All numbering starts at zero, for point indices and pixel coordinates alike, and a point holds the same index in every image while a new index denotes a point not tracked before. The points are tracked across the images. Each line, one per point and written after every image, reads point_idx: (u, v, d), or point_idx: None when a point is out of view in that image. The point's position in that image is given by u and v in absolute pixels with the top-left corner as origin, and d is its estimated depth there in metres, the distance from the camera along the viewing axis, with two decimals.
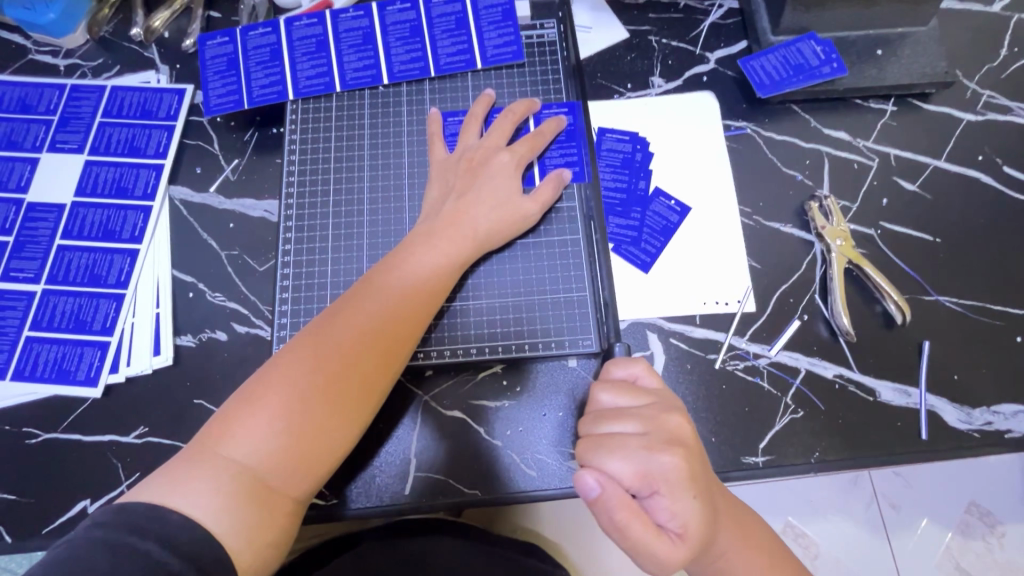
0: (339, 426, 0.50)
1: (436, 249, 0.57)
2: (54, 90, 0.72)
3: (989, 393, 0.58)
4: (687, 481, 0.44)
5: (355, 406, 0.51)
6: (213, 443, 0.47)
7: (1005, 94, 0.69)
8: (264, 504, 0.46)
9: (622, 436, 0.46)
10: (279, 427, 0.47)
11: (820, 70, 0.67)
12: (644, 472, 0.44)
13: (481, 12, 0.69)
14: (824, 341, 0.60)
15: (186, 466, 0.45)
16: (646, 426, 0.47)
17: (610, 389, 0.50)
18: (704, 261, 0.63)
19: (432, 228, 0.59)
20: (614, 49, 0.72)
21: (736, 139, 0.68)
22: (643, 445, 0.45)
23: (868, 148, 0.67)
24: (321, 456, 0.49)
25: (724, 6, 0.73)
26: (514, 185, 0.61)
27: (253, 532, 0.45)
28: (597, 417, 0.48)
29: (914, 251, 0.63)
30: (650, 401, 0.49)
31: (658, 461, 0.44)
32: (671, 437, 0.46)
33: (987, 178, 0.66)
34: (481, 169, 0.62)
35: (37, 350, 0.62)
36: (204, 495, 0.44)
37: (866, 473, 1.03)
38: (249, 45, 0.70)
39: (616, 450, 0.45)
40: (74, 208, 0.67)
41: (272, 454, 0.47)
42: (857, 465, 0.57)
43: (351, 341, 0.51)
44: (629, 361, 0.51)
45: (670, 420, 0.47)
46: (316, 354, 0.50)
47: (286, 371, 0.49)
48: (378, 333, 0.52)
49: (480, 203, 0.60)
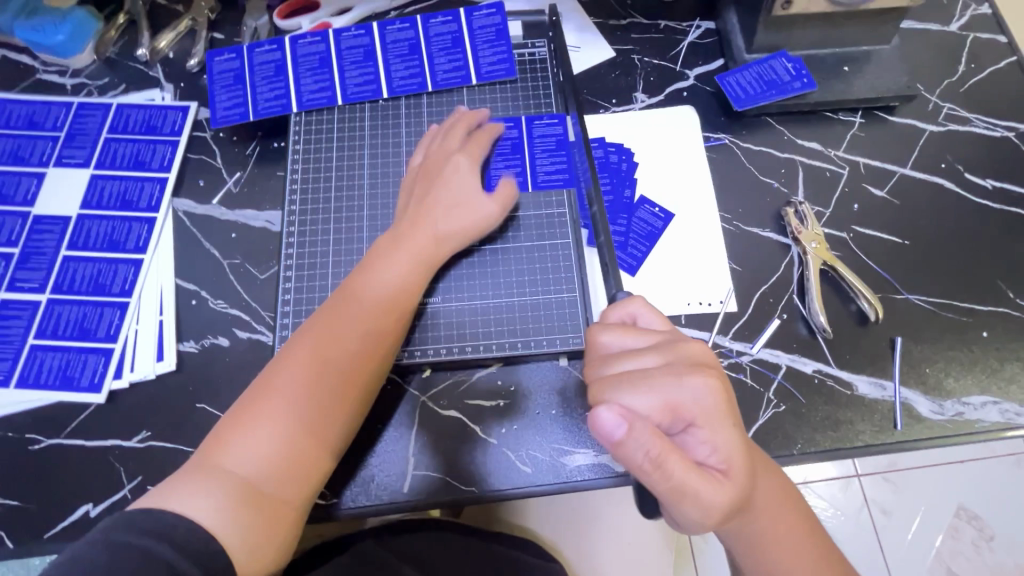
0: (329, 426, 0.52)
1: (406, 251, 0.60)
2: (61, 108, 0.75)
3: (959, 385, 0.62)
4: (722, 408, 0.46)
5: (341, 406, 0.53)
6: (210, 455, 0.48)
7: (964, 106, 0.74)
8: (258, 504, 0.47)
9: (643, 370, 0.47)
10: (266, 430, 0.49)
11: (791, 85, 0.71)
12: (672, 402, 0.45)
13: (476, 32, 0.74)
14: (803, 339, 0.63)
15: (185, 473, 0.47)
16: (664, 358, 0.48)
17: (617, 329, 0.50)
18: (688, 264, 0.67)
19: (395, 233, 0.61)
20: (600, 67, 0.76)
21: (716, 149, 0.72)
22: (666, 375, 0.46)
23: (839, 157, 0.71)
24: (308, 456, 0.50)
25: (701, 27, 0.78)
26: (472, 184, 0.63)
27: (253, 535, 0.46)
28: (608, 359, 0.49)
29: (884, 253, 0.67)
30: (661, 336, 0.50)
31: (687, 388, 0.46)
32: (693, 366, 0.47)
33: (949, 184, 0.70)
34: (433, 176, 0.64)
35: (41, 358, 0.63)
36: (200, 497, 0.46)
37: (855, 477, 1.05)
38: (255, 61, 0.73)
39: (641, 384, 0.46)
40: (80, 220, 0.69)
41: (267, 459, 0.49)
42: (837, 456, 0.60)
43: (331, 345, 0.54)
44: (629, 300, 0.52)
45: (686, 349, 0.48)
46: (296, 359, 0.53)
47: (274, 378, 0.52)
48: (352, 333, 0.55)
49: (442, 205, 0.62)
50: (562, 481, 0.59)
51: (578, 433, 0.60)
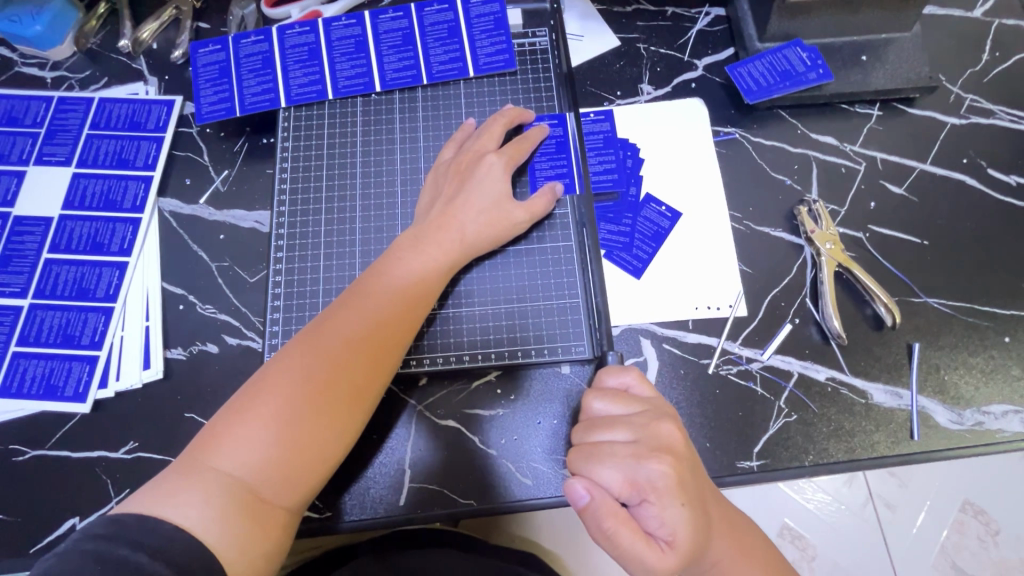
0: (332, 436, 0.49)
1: (428, 254, 0.57)
2: (41, 103, 0.72)
3: (979, 394, 0.59)
4: (676, 488, 0.45)
5: (348, 419, 0.50)
6: (206, 453, 0.46)
7: (988, 98, 0.70)
8: (255, 516, 0.45)
9: (612, 444, 0.47)
10: (269, 438, 0.47)
11: (806, 76, 0.67)
12: (632, 480, 0.45)
13: (473, 20, 0.70)
14: (816, 345, 0.61)
15: (178, 476, 0.45)
16: (636, 434, 0.47)
17: (604, 396, 0.50)
18: (696, 266, 0.64)
19: (419, 233, 0.59)
20: (604, 57, 0.73)
21: (725, 144, 0.69)
22: (630, 456, 0.46)
23: (855, 152, 0.68)
24: (310, 468, 0.48)
25: (711, 14, 0.74)
26: (503, 188, 0.61)
27: (246, 543, 0.44)
28: (586, 426, 0.49)
29: (902, 254, 0.64)
30: (643, 410, 0.49)
31: (646, 468, 0.45)
32: (663, 446, 0.46)
33: (971, 180, 0.67)
34: (466, 176, 0.61)
35: (24, 366, 0.61)
36: (195, 505, 0.44)
37: (861, 473, 1.02)
38: (241, 52, 0.70)
39: (606, 459, 0.46)
40: (62, 221, 0.66)
41: (266, 468, 0.47)
42: (850, 468, 0.57)
43: (341, 350, 0.51)
44: (621, 370, 0.51)
45: (661, 429, 0.47)
46: (306, 362, 0.50)
47: (284, 376, 0.49)
48: (368, 340, 0.52)
49: (471, 206, 0.59)
50: (564, 494, 0.57)
51: None
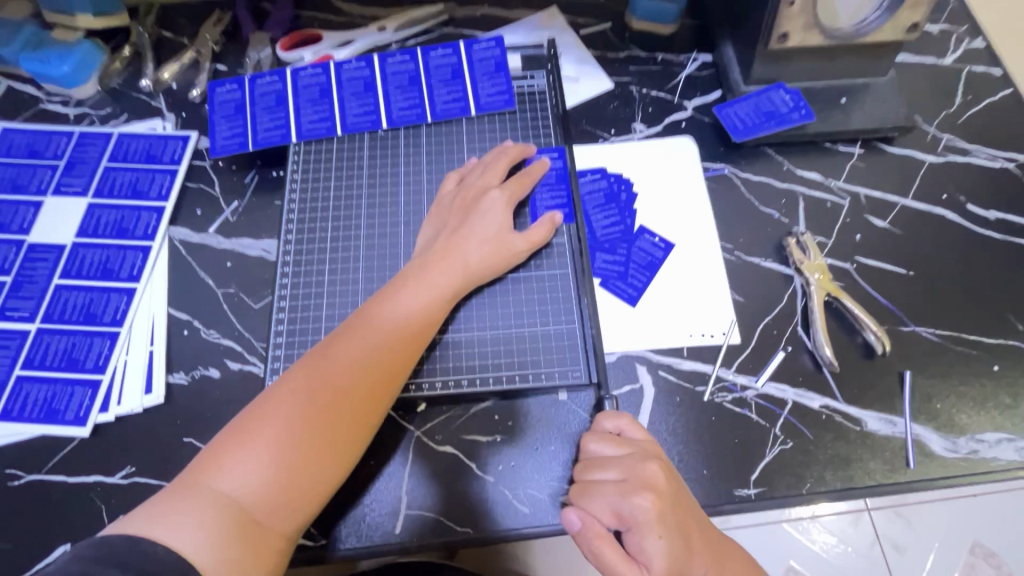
0: (328, 462, 0.50)
1: (430, 282, 0.59)
2: (63, 137, 0.75)
3: (971, 422, 0.59)
4: (658, 522, 0.49)
5: (344, 444, 0.51)
6: (204, 474, 0.47)
7: (962, 138, 0.74)
8: (248, 540, 0.45)
9: (602, 481, 0.52)
10: (268, 461, 0.48)
11: (790, 117, 0.71)
12: (618, 512, 0.51)
13: (476, 64, 0.75)
14: (809, 373, 0.62)
15: (176, 497, 0.46)
16: (624, 473, 0.52)
17: (598, 438, 0.55)
18: (689, 295, 0.66)
19: (425, 262, 0.60)
20: (598, 99, 0.77)
21: (715, 179, 0.72)
22: (618, 490, 0.51)
23: (840, 188, 0.71)
24: (307, 493, 0.48)
25: (698, 60, 0.79)
26: (505, 220, 0.63)
27: (237, 569, 0.44)
28: (582, 464, 0.55)
29: (889, 285, 0.66)
30: (633, 452, 0.54)
31: (631, 503, 0.50)
32: (647, 484, 0.51)
33: (952, 215, 0.69)
34: (470, 209, 0.64)
35: (27, 390, 0.61)
36: (189, 528, 0.44)
37: (866, 512, 1.00)
38: (256, 91, 0.74)
39: (595, 494, 0.52)
40: (75, 249, 0.68)
41: (263, 491, 0.47)
42: (847, 496, 0.57)
43: (344, 376, 0.52)
44: (615, 414, 0.57)
45: (646, 469, 0.52)
46: (309, 387, 0.51)
47: (284, 399, 0.50)
48: (371, 366, 0.53)
49: (473, 236, 0.62)
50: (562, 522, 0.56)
51: None
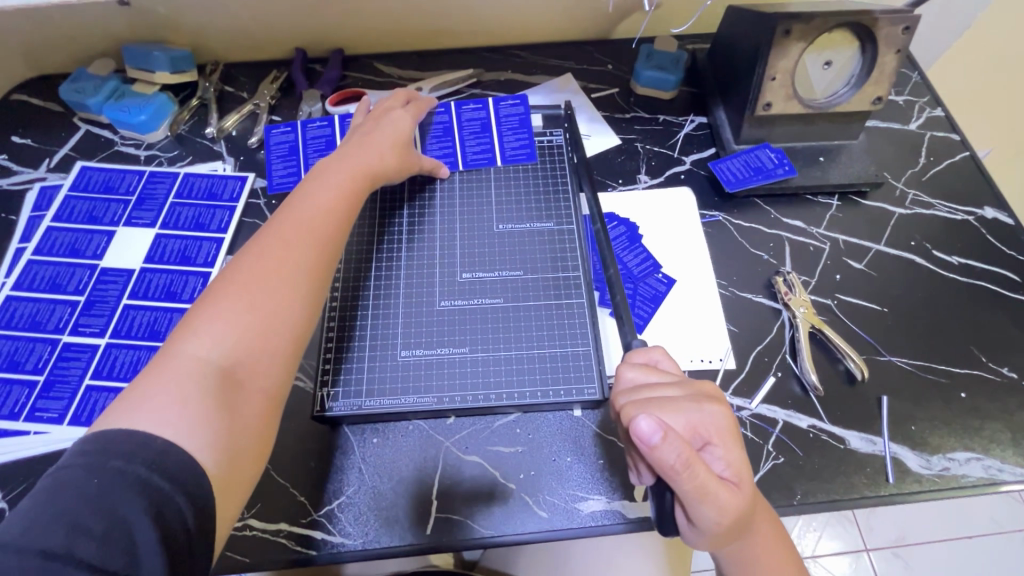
0: (293, 311, 0.55)
1: (349, 163, 0.68)
2: (134, 175, 0.85)
3: (943, 442, 0.66)
4: (732, 430, 0.54)
5: (298, 309, 0.55)
6: (168, 351, 0.50)
7: (927, 193, 0.84)
8: (227, 403, 0.48)
9: (669, 397, 0.55)
10: (227, 335, 0.51)
11: (775, 171, 0.82)
12: (693, 424, 0.53)
13: (502, 119, 0.86)
14: (798, 397, 0.69)
15: (147, 382, 0.48)
16: (685, 389, 0.56)
17: (637, 367, 0.58)
18: (690, 325, 0.74)
19: (353, 169, 0.68)
20: (607, 152, 0.88)
21: (711, 225, 0.81)
22: (690, 402, 0.54)
23: (821, 234, 0.81)
24: (281, 326, 0.54)
25: (695, 121, 0.91)
26: (401, 118, 0.77)
27: (224, 433, 0.47)
28: (630, 391, 0.56)
29: (866, 320, 0.74)
30: (676, 376, 0.58)
31: (706, 411, 0.54)
32: (709, 396, 0.56)
33: (920, 259, 0.79)
34: (407, 142, 0.76)
35: (95, 398, 0.68)
36: (168, 409, 0.46)
37: (864, 552, 1.32)
38: (308, 135, 0.85)
39: (670, 407, 0.53)
40: (142, 273, 0.77)
41: (227, 354, 0.50)
42: (833, 507, 0.63)
43: (290, 244, 0.58)
44: (646, 348, 0.61)
45: (702, 385, 0.57)
46: (247, 275, 0.55)
47: (229, 288, 0.54)
48: (312, 219, 0.61)
49: (382, 128, 0.74)
50: (579, 525, 0.62)
51: (592, 480, 0.64)
